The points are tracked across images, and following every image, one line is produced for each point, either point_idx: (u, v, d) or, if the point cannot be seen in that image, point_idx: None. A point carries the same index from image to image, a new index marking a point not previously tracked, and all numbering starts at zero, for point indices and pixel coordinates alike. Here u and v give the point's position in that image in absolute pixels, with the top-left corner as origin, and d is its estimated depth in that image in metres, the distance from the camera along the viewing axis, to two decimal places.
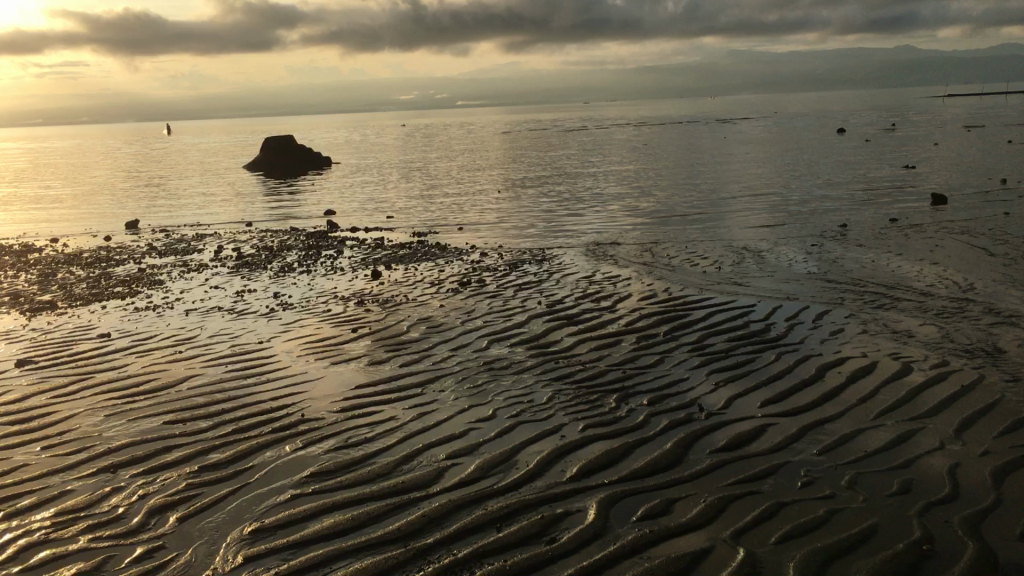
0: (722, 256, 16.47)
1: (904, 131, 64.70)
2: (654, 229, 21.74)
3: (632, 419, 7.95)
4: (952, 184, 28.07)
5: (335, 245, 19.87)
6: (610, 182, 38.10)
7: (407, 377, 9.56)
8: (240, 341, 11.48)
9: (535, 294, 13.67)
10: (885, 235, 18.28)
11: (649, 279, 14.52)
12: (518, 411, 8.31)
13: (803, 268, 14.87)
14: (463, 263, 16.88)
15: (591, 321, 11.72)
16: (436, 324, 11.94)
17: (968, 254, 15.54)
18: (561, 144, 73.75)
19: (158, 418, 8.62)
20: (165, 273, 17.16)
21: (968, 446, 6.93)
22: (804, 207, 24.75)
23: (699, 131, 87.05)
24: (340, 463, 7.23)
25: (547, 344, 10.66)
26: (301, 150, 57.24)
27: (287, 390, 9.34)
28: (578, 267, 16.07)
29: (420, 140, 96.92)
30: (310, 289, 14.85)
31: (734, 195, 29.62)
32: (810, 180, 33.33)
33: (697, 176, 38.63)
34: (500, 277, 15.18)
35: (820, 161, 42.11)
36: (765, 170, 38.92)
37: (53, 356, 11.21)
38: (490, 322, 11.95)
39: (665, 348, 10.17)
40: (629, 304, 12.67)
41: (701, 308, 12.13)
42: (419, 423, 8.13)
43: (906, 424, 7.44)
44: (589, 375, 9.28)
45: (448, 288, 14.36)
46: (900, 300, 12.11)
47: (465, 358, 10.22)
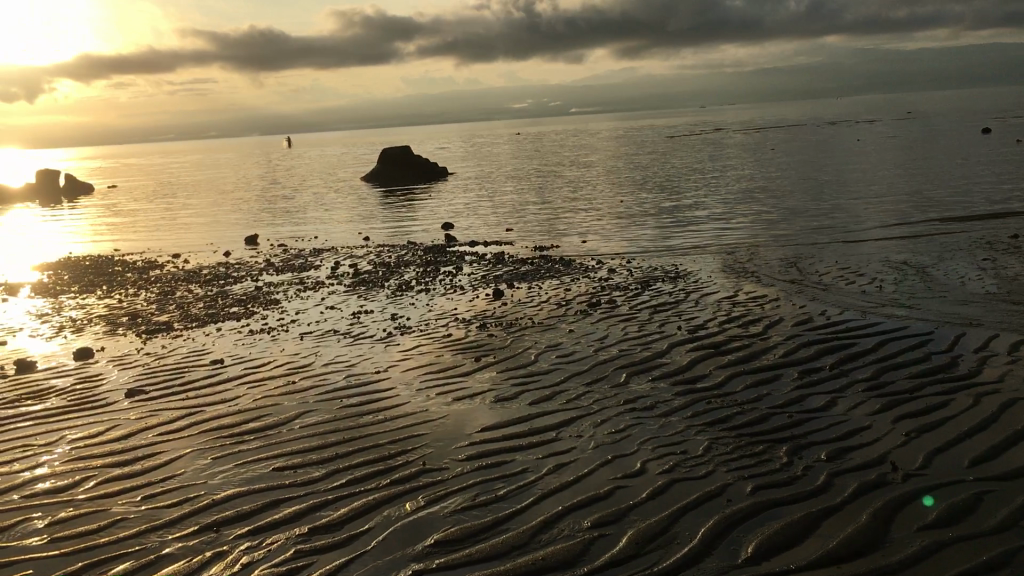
0: (880, 273, 14.84)
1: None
2: (794, 241, 20.10)
3: (812, 480, 6.66)
4: None
5: (454, 260, 19.05)
6: (736, 188, 36.22)
7: (539, 418, 8.50)
8: (356, 370, 10.67)
9: (673, 317, 12.44)
10: None
11: (800, 300, 13.08)
12: (670, 465, 7.13)
13: (979, 287, 13.13)
14: (591, 281, 15.75)
15: (742, 351, 10.40)
16: (567, 353, 10.84)
17: None
18: (679, 150, 71.80)
19: (266, 463, 7.79)
20: (282, 292, 16.65)
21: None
22: (959, 215, 22.57)
23: (825, 133, 83.53)
24: (469, 530, 6.21)
25: (694, 379, 9.42)
26: (418, 161, 57.25)
27: (408, 431, 8.39)
28: (716, 285, 14.75)
29: (536, 148, 96.35)
30: (428, 310, 14.01)
31: (876, 202, 27.48)
32: (959, 185, 30.74)
33: (830, 181, 36.32)
34: (631, 298, 13.99)
35: (966, 165, 39.00)
36: (906, 175, 36.25)
37: (165, 384, 10.65)
38: (627, 350, 10.77)
39: (835, 388, 8.80)
40: (784, 330, 11.28)
41: (868, 337, 10.65)
42: (557, 478, 7.04)
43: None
44: (750, 421, 8.00)
45: (577, 311, 13.25)
46: None
47: (602, 395, 9.08)
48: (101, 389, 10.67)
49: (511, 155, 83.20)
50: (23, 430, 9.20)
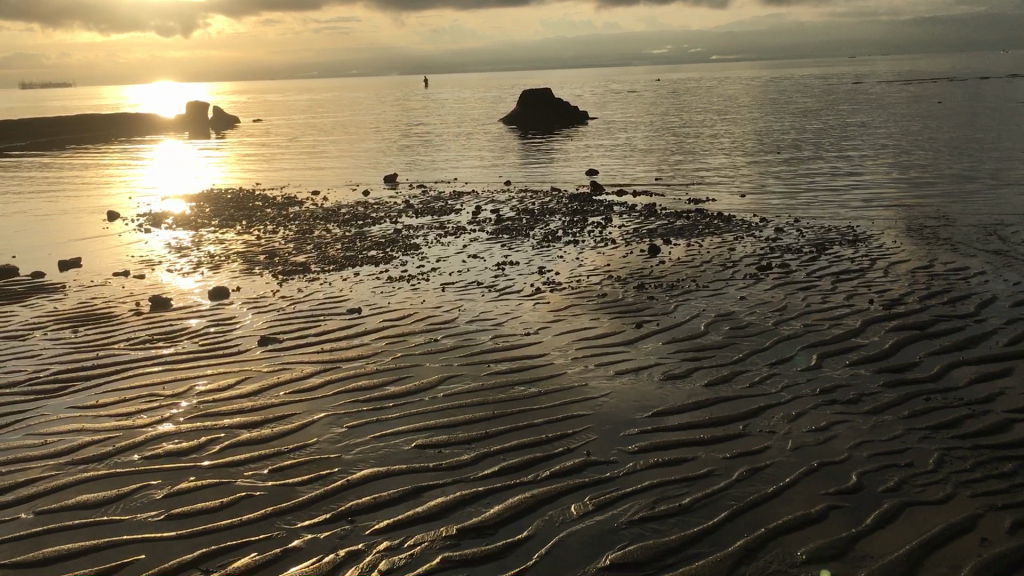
0: None
1: None
2: (980, 204, 17.88)
3: None
4: None
5: (603, 211, 17.74)
6: (900, 143, 33.36)
7: (720, 405, 7.24)
8: (504, 330, 9.64)
9: (861, 287, 10.90)
10: None
11: (1014, 276, 11.28)
12: (892, 481, 5.78)
13: None
14: (756, 241, 14.24)
15: (954, 337, 8.81)
16: (742, 324, 9.47)
17: None
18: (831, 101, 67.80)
19: (407, 438, 6.83)
20: (421, 236, 15.80)
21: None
22: None
23: (991, 87, 77.43)
24: (651, 551, 5.06)
25: (901, 369, 7.94)
26: (555, 102, 56.02)
27: (567, 410, 7.28)
28: (904, 252, 13.01)
29: (675, 95, 93.35)
30: (579, 265, 12.86)
31: None
32: None
33: (1006, 138, 33.06)
34: (806, 262, 12.47)
35: None
36: None
37: (300, 333, 9.89)
38: (814, 326, 9.34)
39: None
40: (1000, 312, 9.62)
41: None
42: (754, 488, 5.79)
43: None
44: (986, 431, 6.53)
45: (746, 275, 11.84)
46: None
47: (793, 380, 7.74)
48: (235, 335, 9.99)
49: (651, 101, 80.64)
50: (152, 377, 8.57)
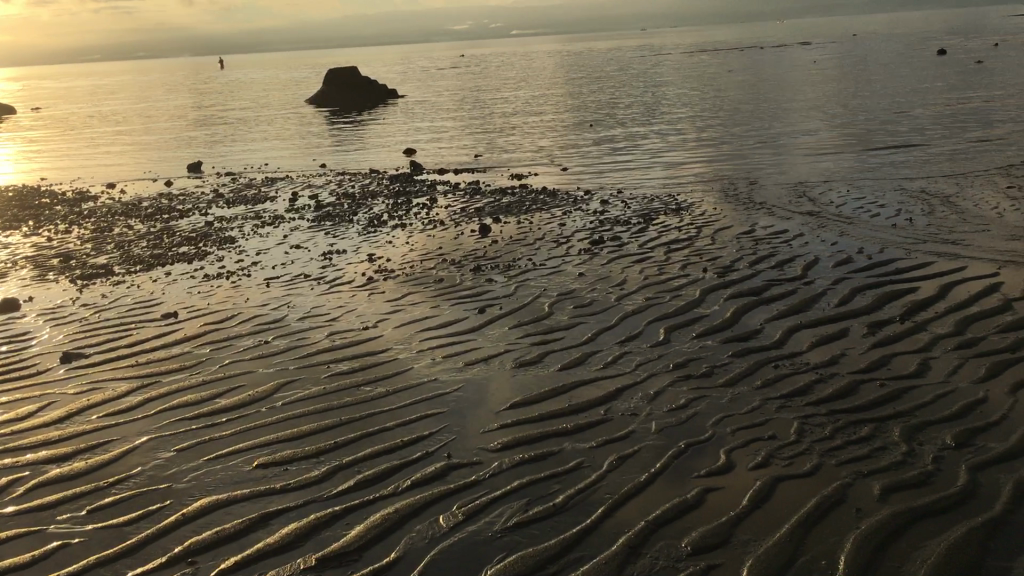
0: (902, 203, 13.51)
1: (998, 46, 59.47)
2: (785, 166, 18.65)
3: (950, 478, 5.28)
4: None
5: (427, 191, 17.26)
6: (699, 111, 34.69)
7: (577, 390, 6.99)
8: (339, 326, 9.04)
9: (693, 256, 11.00)
10: None
11: (830, 236, 11.71)
12: (761, 457, 5.69)
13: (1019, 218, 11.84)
14: (584, 214, 14.20)
15: (789, 302, 8.96)
16: (585, 302, 9.30)
17: None
18: (632, 72, 69.84)
19: (245, 457, 6.18)
20: (237, 228, 14.81)
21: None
22: (948, 133, 21.34)
23: (772, 54, 82.11)
24: (531, 561, 4.72)
25: (746, 338, 7.96)
26: (362, 80, 54.75)
27: (419, 409, 6.83)
28: (726, 218, 13.30)
29: (481, 70, 93.57)
30: (409, 249, 12.36)
31: (851, 121, 26.14)
32: (932, 100, 29.51)
33: (792, 102, 35.03)
34: (636, 234, 12.51)
35: (924, 80, 37.97)
36: (869, 93, 35.08)
37: (109, 345, 8.91)
38: (655, 299, 9.29)
39: (921, 349, 7.43)
40: (825, 273, 9.92)
41: (926, 282, 9.30)
42: (626, 477, 5.56)
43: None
44: (837, 395, 6.59)
45: (579, 250, 11.73)
46: None
47: (645, 358, 7.60)
48: (32, 352, 8.88)
49: (457, 77, 80.45)
50: None
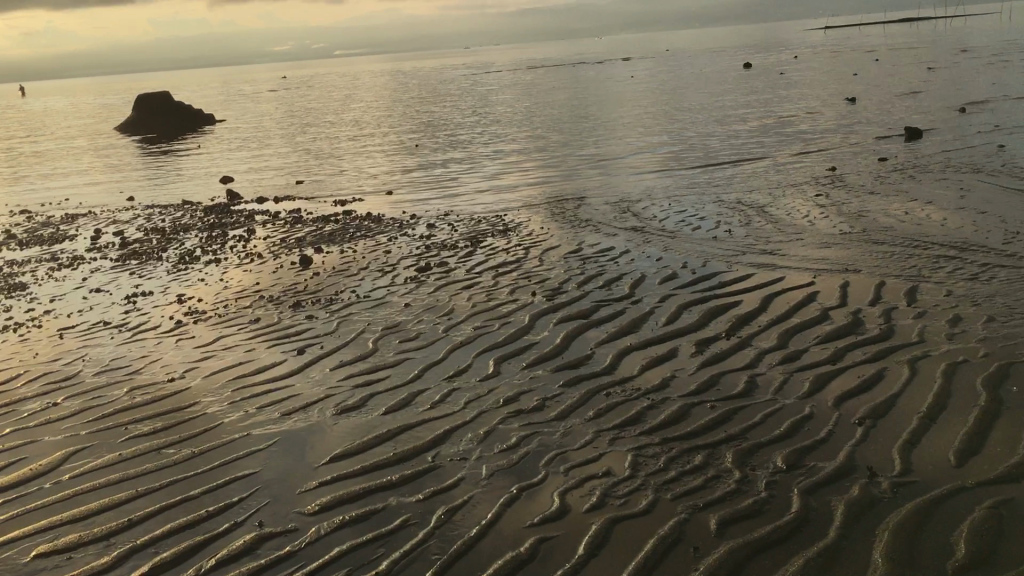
0: (721, 215, 13.80)
1: (797, 60, 63.14)
2: (608, 183, 18.83)
3: (784, 505, 5.16)
4: (900, 109, 25.92)
5: (245, 222, 16.38)
6: (523, 130, 34.92)
7: (404, 435, 6.54)
8: (142, 379, 8.22)
9: (521, 279, 10.77)
10: (885, 172, 15.82)
11: (654, 252, 11.75)
12: (596, 497, 5.42)
13: (829, 225, 12.26)
14: (410, 240, 13.77)
15: (617, 323, 8.82)
16: (411, 336, 8.86)
17: (999, 194, 13.15)
18: (458, 91, 69.98)
19: (23, 547, 5.38)
20: (30, 272, 13.51)
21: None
22: (758, 144, 22.20)
23: (592, 71, 84.25)
24: None
25: (577, 365, 7.74)
26: (177, 106, 52.29)
27: (229, 471, 6.19)
28: (553, 237, 13.19)
29: (304, 92, 91.58)
30: (223, 287, 11.56)
31: (669, 135, 26.87)
32: (743, 113, 30.76)
33: (613, 118, 35.80)
34: (464, 258, 12.18)
35: (735, 93, 39.68)
36: (684, 107, 36.31)
37: None
38: (483, 328, 8.96)
39: (747, 366, 7.42)
40: (651, 291, 9.89)
41: (748, 295, 9.39)
42: (457, 533, 5.16)
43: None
44: (669, 422, 6.43)
45: (405, 278, 11.29)
46: (992, 266, 9.56)
47: (474, 394, 7.24)
48: None
49: (279, 100, 78.31)
50: None
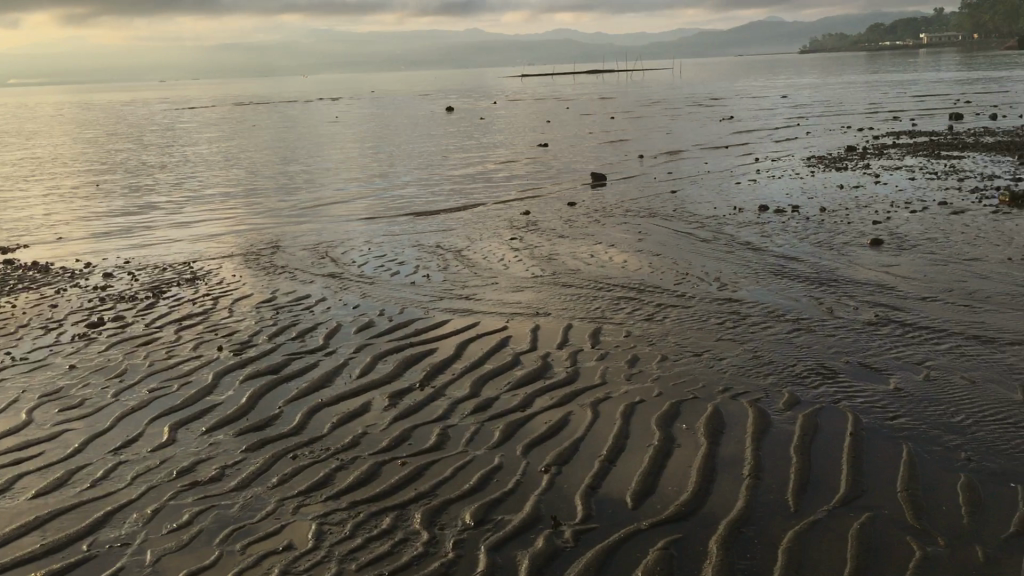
0: (420, 260, 13.82)
1: (497, 107, 65.91)
2: (308, 228, 18.36)
3: (472, 566, 5.05)
4: (588, 156, 27.65)
5: None
6: (222, 171, 33.46)
7: (55, 522, 5.75)
8: None
9: (207, 333, 10.08)
10: (574, 216, 16.67)
11: (351, 299, 11.48)
12: None
13: (521, 269, 12.63)
14: (84, 292, 12.54)
15: (308, 377, 8.44)
16: (75, 403, 7.95)
17: (672, 237, 14.23)
18: (152, 128, 66.10)
19: None
20: None
21: (969, 541, 5.00)
22: (459, 189, 22.67)
23: (297, 111, 83.00)
24: None
25: (262, 427, 7.28)
26: None
27: None
28: (245, 286, 12.55)
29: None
30: None
31: (372, 179, 26.81)
32: (445, 157, 31.43)
33: (317, 160, 35.27)
34: (144, 311, 11.24)
35: (437, 138, 40.55)
36: (388, 150, 36.53)
37: None
38: (161, 389, 8.23)
39: (440, 417, 7.33)
40: (346, 341, 9.60)
41: (442, 342, 9.37)
42: None
43: (856, 512, 5.39)
44: (358, 483, 6.17)
45: (74, 336, 10.20)
46: (666, 307, 10.24)
47: (145, 467, 6.56)
48: None
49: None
50: None
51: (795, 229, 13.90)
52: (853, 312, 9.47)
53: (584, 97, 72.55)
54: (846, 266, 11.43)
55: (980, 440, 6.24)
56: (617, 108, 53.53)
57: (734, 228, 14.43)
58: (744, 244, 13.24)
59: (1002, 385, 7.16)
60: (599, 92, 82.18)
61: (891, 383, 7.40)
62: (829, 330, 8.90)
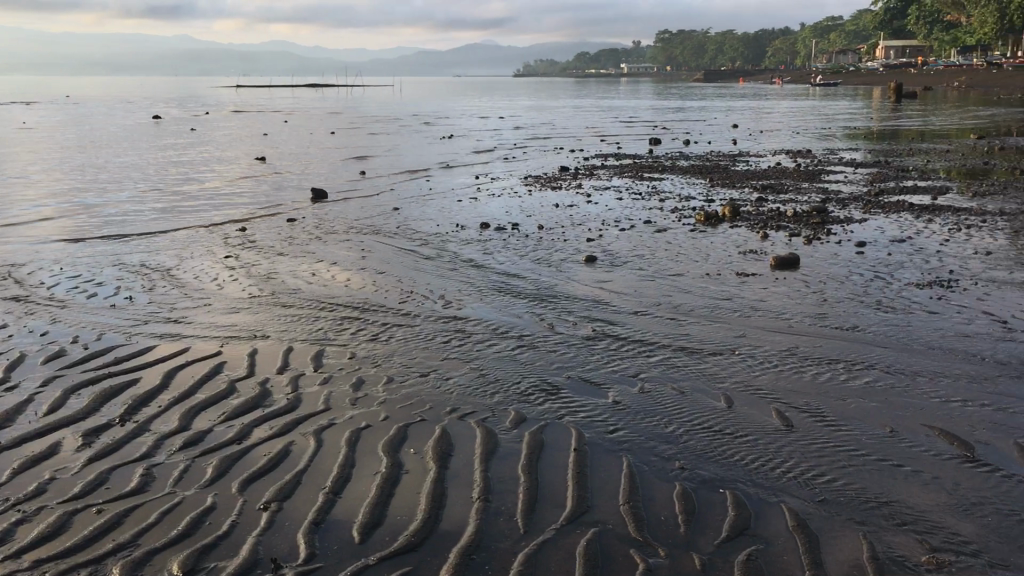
0: (123, 281, 12.64)
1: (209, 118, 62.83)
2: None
3: None
4: (309, 171, 26.89)
5: None
6: None
7: None
8: None
9: None
10: (295, 233, 16.04)
11: (39, 326, 10.22)
12: None
13: (238, 290, 11.90)
14: None
15: None
16: None
17: (395, 254, 14.05)
18: None
19: None
20: None
21: (686, 548, 5.16)
22: (168, 204, 21.15)
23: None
24: None
25: None
26: None
27: None
28: None
29: None
30: None
31: (67, 193, 24.41)
32: (152, 171, 29.34)
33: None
34: None
35: (143, 150, 37.87)
36: (86, 162, 33.55)
37: None
38: None
39: (145, 455, 6.62)
40: (32, 373, 8.50)
41: (147, 371, 8.54)
42: None
43: (583, 528, 5.42)
44: (44, 539, 5.37)
45: None
46: (391, 326, 10.02)
47: None
48: None
49: None
50: None
51: (515, 246, 14.20)
52: (573, 328, 9.74)
53: (304, 111, 71.01)
54: (564, 283, 11.79)
55: (691, 448, 6.54)
56: (336, 124, 52.81)
57: (457, 246, 14.51)
58: (467, 261, 13.32)
59: (706, 394, 7.60)
60: (319, 107, 80.88)
61: (610, 396, 7.62)
62: (550, 347, 9.08)
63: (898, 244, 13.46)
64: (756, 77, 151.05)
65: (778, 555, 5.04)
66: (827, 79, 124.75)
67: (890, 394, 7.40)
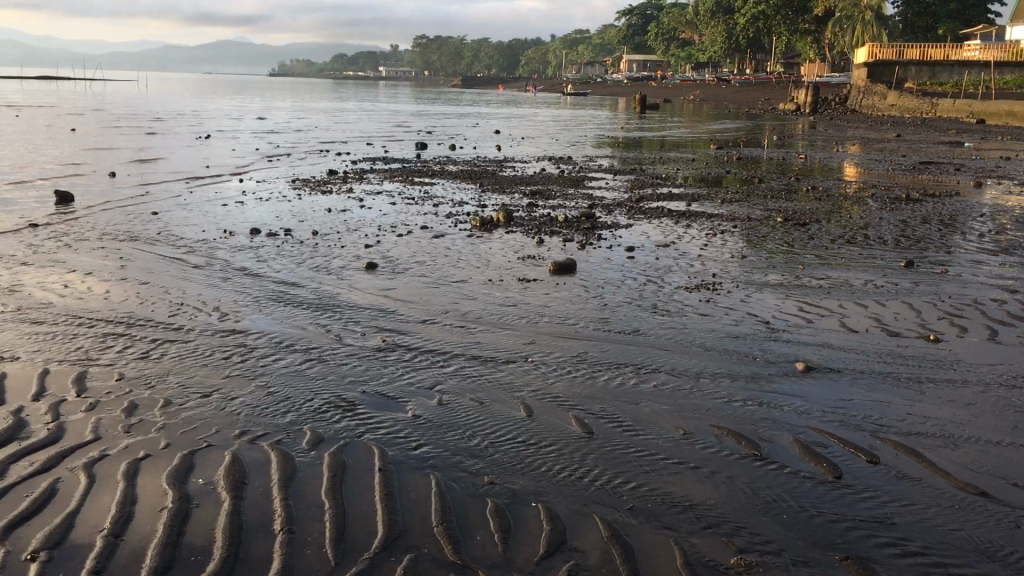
0: None
1: None
2: None
3: None
4: (47, 172, 24.53)
5: None
6: None
7: None
8: None
9: None
10: (38, 240, 14.52)
11: None
12: None
13: None
14: None
15: None
16: None
17: (158, 263, 13.05)
18: None
19: None
20: None
21: (507, 568, 5.04)
22: None
23: None
24: None
25: None
26: None
27: None
28: None
29: None
30: None
31: None
32: None
33: None
34: None
35: None
36: None
37: None
38: None
39: None
40: None
41: None
42: None
43: (398, 555, 5.17)
44: None
45: None
46: (162, 342, 9.25)
47: None
48: None
49: None
50: None
51: (290, 253, 13.63)
52: (361, 339, 9.42)
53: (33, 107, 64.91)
54: (348, 291, 11.41)
55: (498, 462, 6.46)
56: (72, 121, 48.69)
57: (226, 253, 13.71)
58: (240, 269, 12.60)
59: (506, 404, 7.57)
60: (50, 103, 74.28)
61: (408, 411, 7.41)
62: (340, 359, 8.73)
63: (663, 249, 14.17)
64: (512, 85, 155.45)
65: (597, 567, 5.03)
66: (577, 88, 130.64)
67: (677, 397, 7.71)
